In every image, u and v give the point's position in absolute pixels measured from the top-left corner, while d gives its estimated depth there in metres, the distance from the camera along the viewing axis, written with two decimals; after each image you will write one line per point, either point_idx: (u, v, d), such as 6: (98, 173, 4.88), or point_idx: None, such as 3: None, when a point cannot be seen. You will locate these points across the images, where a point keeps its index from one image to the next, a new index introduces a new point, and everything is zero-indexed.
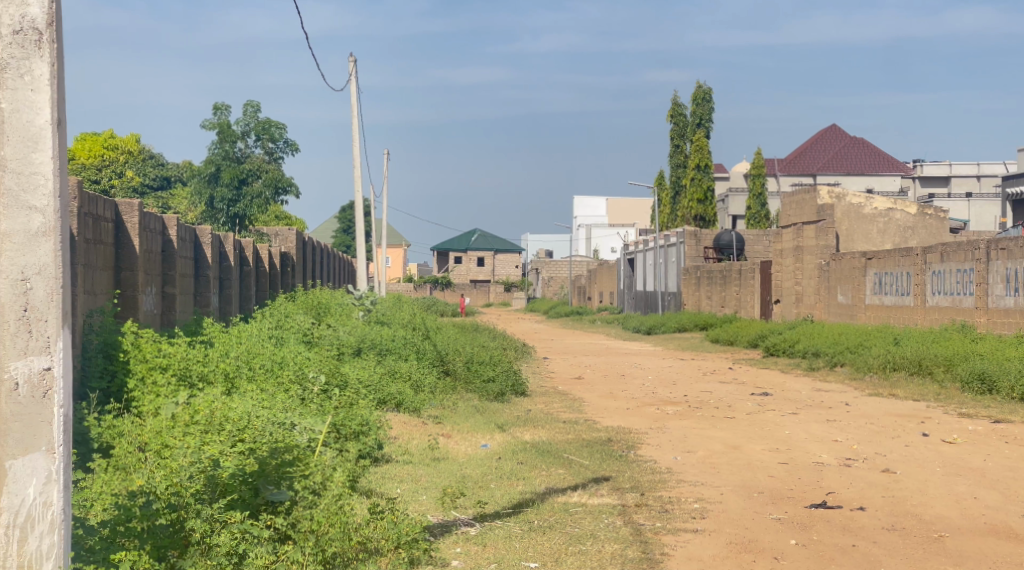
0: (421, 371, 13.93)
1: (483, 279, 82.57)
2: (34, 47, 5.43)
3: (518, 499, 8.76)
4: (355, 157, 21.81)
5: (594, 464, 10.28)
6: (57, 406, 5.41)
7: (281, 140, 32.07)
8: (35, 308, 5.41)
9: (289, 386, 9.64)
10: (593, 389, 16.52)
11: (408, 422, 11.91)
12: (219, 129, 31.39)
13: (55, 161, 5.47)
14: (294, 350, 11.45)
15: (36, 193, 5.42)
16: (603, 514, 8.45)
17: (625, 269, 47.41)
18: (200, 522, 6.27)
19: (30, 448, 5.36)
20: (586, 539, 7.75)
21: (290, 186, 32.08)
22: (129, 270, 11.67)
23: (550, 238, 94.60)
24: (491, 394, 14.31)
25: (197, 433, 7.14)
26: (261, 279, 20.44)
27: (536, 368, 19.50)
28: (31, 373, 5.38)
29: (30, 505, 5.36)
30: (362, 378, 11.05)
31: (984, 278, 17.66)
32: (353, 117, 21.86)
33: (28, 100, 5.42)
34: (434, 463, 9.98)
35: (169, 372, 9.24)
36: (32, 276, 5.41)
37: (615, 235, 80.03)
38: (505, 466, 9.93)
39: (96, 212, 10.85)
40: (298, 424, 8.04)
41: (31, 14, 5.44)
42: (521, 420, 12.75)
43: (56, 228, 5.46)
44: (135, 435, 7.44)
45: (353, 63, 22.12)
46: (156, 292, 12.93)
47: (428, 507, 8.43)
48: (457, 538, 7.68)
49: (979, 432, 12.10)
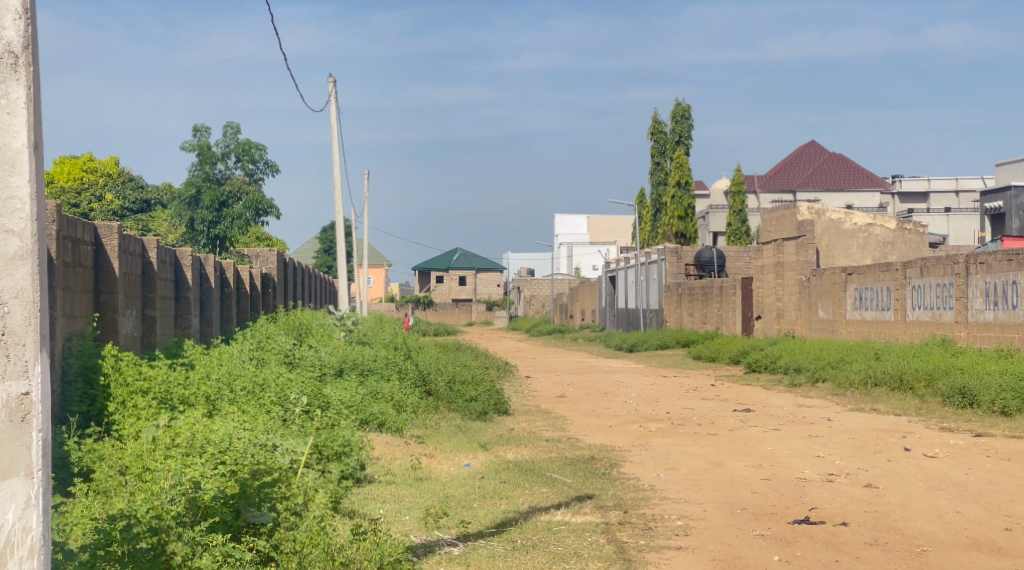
0: (404, 392, 13.92)
1: (465, 298, 82.46)
2: (9, 71, 5.34)
3: (501, 519, 8.74)
4: (335, 177, 21.77)
5: (577, 482, 10.29)
6: (36, 430, 5.31)
7: (262, 161, 32.01)
8: (12, 331, 5.29)
9: (271, 408, 9.59)
10: (576, 407, 16.49)
11: (391, 442, 11.88)
12: (199, 151, 31.32)
13: (33, 185, 5.37)
14: (276, 371, 11.44)
15: (13, 217, 5.32)
16: (586, 532, 8.45)
17: (606, 287, 47.52)
18: (183, 545, 6.25)
19: (8, 473, 5.27)
20: (570, 558, 7.74)
21: (272, 207, 31.96)
22: (109, 293, 11.60)
23: (531, 257, 94.63)
24: (473, 414, 14.34)
25: (178, 456, 7.06)
26: (242, 301, 20.40)
27: (520, 387, 19.42)
28: (9, 397, 5.27)
29: (9, 531, 5.26)
30: (344, 399, 11.03)
31: (964, 292, 17.76)
32: (334, 137, 21.82)
33: (3, 123, 5.33)
34: (416, 483, 9.95)
35: (149, 396, 9.20)
36: (10, 300, 5.30)
37: (596, 253, 80.14)
38: (489, 486, 9.90)
39: (76, 234, 10.83)
40: (280, 445, 8.02)
41: (7, 37, 5.35)
42: (504, 439, 12.74)
43: (33, 251, 5.35)
44: (117, 459, 7.38)
45: (333, 83, 22.04)
46: (137, 315, 12.89)
47: (411, 527, 8.42)
48: (440, 559, 7.66)
49: (961, 445, 12.17)
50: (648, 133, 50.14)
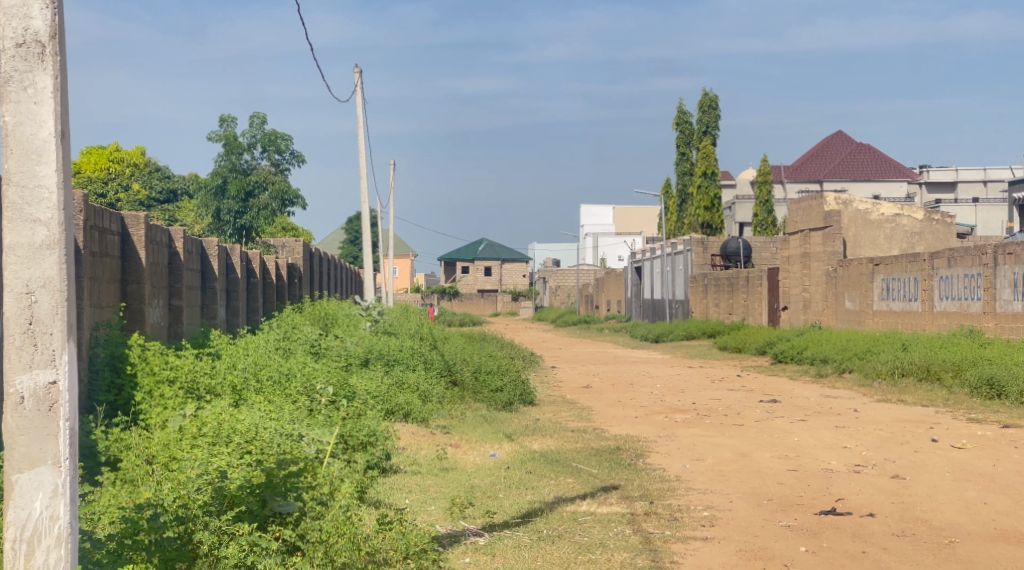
0: (429, 382, 13.94)
1: (491, 289, 82.49)
2: (37, 60, 5.35)
3: (527, 509, 8.74)
4: (362, 166, 21.79)
5: (602, 473, 10.27)
6: (64, 419, 5.33)
7: (288, 152, 32.10)
8: (40, 321, 5.32)
9: (298, 398, 9.62)
10: (601, 398, 16.46)
11: (417, 432, 11.89)
12: (225, 141, 31.44)
13: (60, 174, 5.39)
14: (302, 361, 11.47)
15: (41, 207, 5.34)
16: (611, 523, 8.43)
17: (632, 278, 47.41)
18: (209, 535, 6.28)
19: (36, 462, 5.29)
20: (596, 548, 7.74)
21: (298, 198, 32.04)
22: (136, 283, 11.67)
23: (557, 247, 94.62)
24: (498, 404, 14.35)
25: (204, 445, 7.11)
26: (269, 291, 20.47)
27: (545, 378, 19.40)
28: (36, 386, 5.30)
29: (37, 520, 5.28)
30: (370, 389, 11.08)
31: (992, 282, 17.63)
32: (359, 128, 21.83)
33: (31, 112, 5.34)
34: (442, 473, 9.95)
35: (176, 385, 9.25)
36: (37, 289, 5.32)
37: (622, 244, 80.02)
38: (514, 476, 9.90)
39: (103, 224, 10.89)
40: (306, 435, 8.03)
41: (34, 27, 5.37)
42: (530, 429, 12.74)
43: (61, 241, 5.36)
44: (143, 448, 7.42)
45: (359, 75, 22.04)
46: (163, 305, 12.98)
47: (437, 517, 8.42)
48: (466, 548, 7.67)
49: (989, 437, 12.09)
50: (674, 123, 49.98)
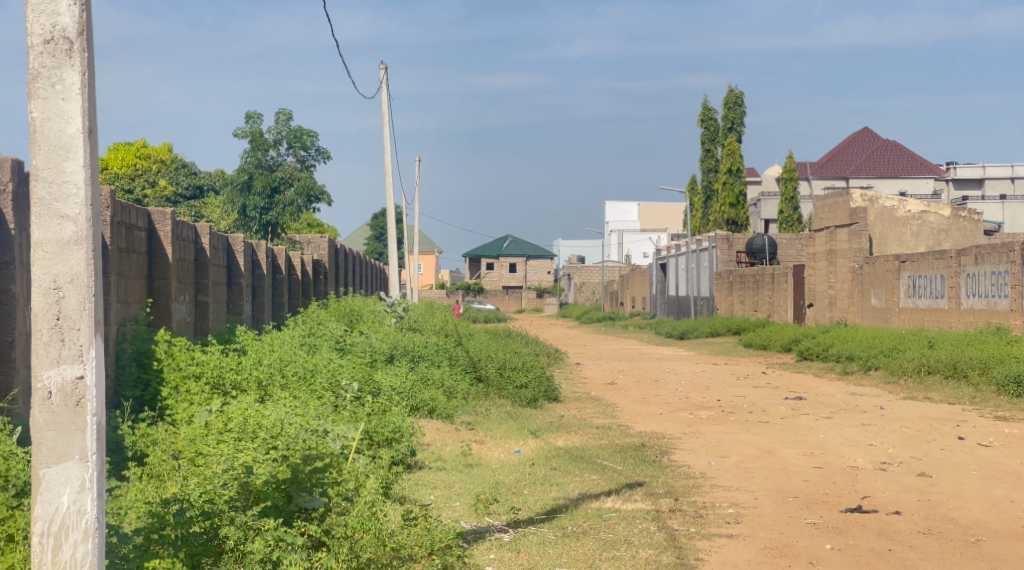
0: (454, 378, 13.94)
1: (516, 285, 82.50)
2: (65, 56, 5.38)
3: (551, 505, 8.74)
4: (387, 163, 21.82)
5: (627, 469, 10.26)
6: (91, 414, 5.35)
7: (314, 148, 32.16)
8: (67, 316, 5.35)
9: (323, 394, 9.64)
10: (625, 394, 16.45)
11: (441, 428, 11.90)
12: (251, 137, 31.54)
13: (88, 170, 5.41)
14: (326, 357, 11.49)
15: (69, 202, 5.37)
16: (636, 520, 8.42)
17: (657, 275, 47.34)
18: (235, 530, 6.29)
19: (63, 457, 5.32)
20: (621, 545, 7.73)
21: (323, 194, 32.09)
22: (163, 279, 11.73)
23: (582, 244, 94.53)
24: (523, 400, 14.35)
25: (230, 440, 7.14)
26: (294, 287, 20.53)
27: (569, 374, 19.40)
28: (64, 382, 5.33)
29: (64, 514, 5.31)
30: (395, 385, 11.09)
31: (1020, 280, 17.49)
32: (384, 124, 21.87)
33: (59, 109, 5.37)
34: (467, 469, 9.96)
35: (202, 380, 9.29)
36: (65, 285, 5.35)
37: (647, 241, 79.87)
38: (539, 472, 9.90)
39: (130, 220, 10.93)
40: (331, 431, 8.05)
41: (62, 23, 5.38)
42: (554, 425, 12.73)
43: (88, 237, 5.39)
44: (169, 443, 7.46)
45: (385, 71, 22.07)
46: (190, 300, 13.03)
47: (461, 514, 8.42)
48: (490, 544, 7.66)
49: (1016, 435, 12.00)
50: (699, 120, 49.87)
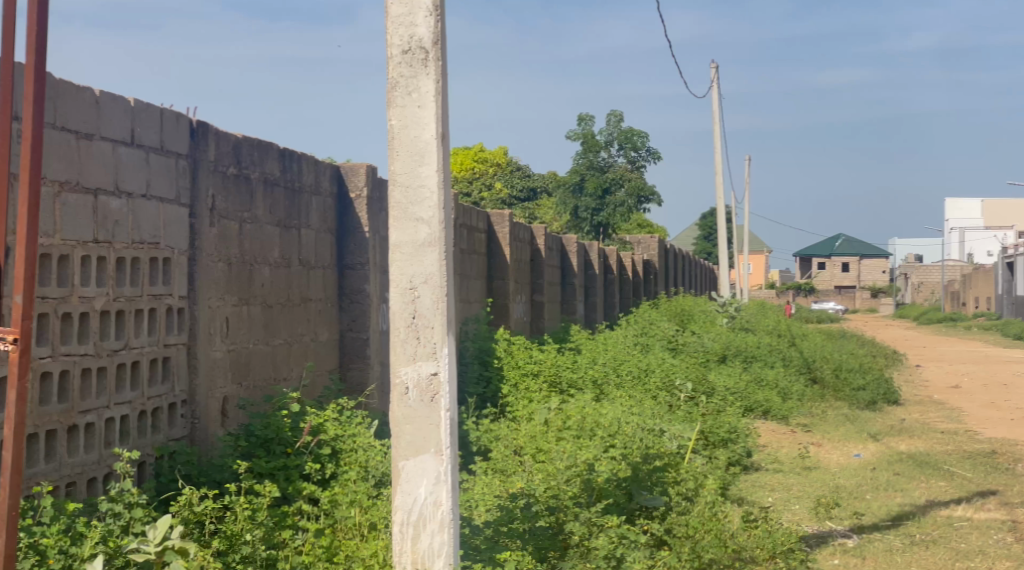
0: (790, 379, 13.62)
1: (848, 285, 79.99)
2: (422, 65, 5.58)
3: (897, 511, 8.39)
4: (716, 162, 21.64)
5: (977, 476, 9.70)
6: (445, 410, 5.53)
7: (644, 149, 32.30)
8: (422, 316, 5.56)
9: (657, 393, 9.66)
10: (973, 398, 15.57)
11: (777, 430, 11.65)
12: (583, 140, 32.03)
13: (441, 174, 5.59)
14: (660, 356, 11.51)
15: (424, 206, 5.57)
16: (990, 530, 7.93)
17: (1004, 274, 44.67)
18: (579, 525, 6.30)
19: (420, 450, 5.54)
20: (975, 556, 7.31)
21: (653, 195, 32.18)
22: (501, 279, 12.08)
23: (919, 243, 90.53)
24: (862, 403, 13.86)
25: (570, 439, 7.23)
26: (625, 287, 20.67)
27: (912, 377, 18.59)
28: (420, 377, 5.55)
29: (422, 506, 5.52)
30: (729, 385, 10.95)
31: None
32: (716, 123, 21.69)
33: (416, 116, 5.58)
34: (805, 471, 9.72)
35: (540, 379, 9.49)
36: (420, 285, 5.57)
37: (992, 238, 75.55)
38: (882, 477, 9.52)
39: (472, 223, 11.33)
40: (668, 431, 8.04)
41: (419, 33, 5.58)
42: (897, 429, 12.21)
43: (441, 238, 5.57)
44: (512, 439, 7.63)
45: (716, 70, 21.89)
46: (527, 300, 13.37)
47: (802, 517, 8.21)
48: (834, 550, 7.42)
49: None
50: None
